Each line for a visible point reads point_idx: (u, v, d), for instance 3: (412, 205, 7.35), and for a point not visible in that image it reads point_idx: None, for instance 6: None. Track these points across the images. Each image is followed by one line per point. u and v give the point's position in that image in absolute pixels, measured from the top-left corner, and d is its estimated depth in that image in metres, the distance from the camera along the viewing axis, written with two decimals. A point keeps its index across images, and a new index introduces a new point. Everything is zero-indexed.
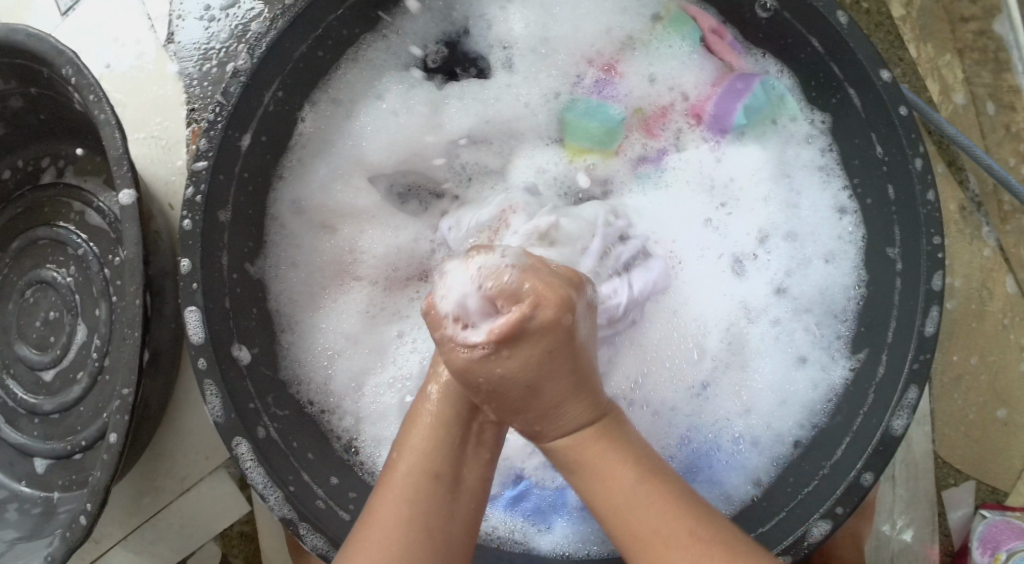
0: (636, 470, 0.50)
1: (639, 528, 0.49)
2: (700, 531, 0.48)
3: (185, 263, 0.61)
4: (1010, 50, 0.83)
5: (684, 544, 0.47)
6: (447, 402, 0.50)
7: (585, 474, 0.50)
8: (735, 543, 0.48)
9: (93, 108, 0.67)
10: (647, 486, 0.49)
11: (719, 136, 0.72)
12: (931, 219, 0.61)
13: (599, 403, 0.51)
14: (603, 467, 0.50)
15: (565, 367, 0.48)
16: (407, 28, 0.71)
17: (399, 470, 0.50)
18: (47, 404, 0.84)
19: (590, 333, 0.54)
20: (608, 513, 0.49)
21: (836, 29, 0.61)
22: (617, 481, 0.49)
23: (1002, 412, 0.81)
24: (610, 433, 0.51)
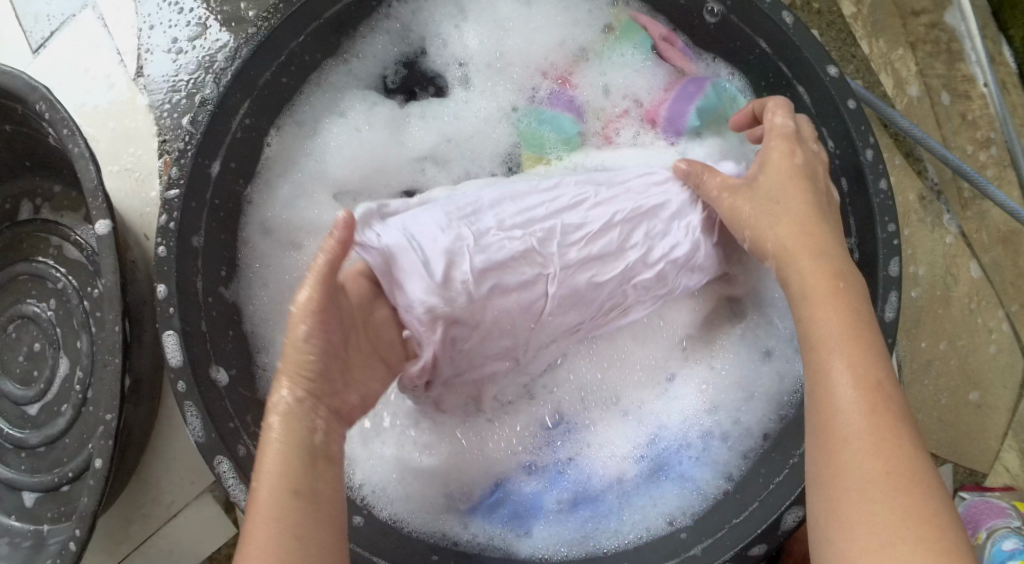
0: (865, 431, 0.47)
1: (859, 505, 0.45)
2: (875, 388, 0.48)
3: (161, 289, 0.62)
4: (962, 42, 0.86)
5: (871, 441, 0.46)
6: (289, 435, 0.51)
7: (821, 359, 0.50)
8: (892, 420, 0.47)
9: (67, 143, 0.68)
10: (863, 386, 0.48)
11: (675, 137, 0.73)
12: (884, 207, 0.62)
13: (857, 315, 0.52)
14: (839, 450, 0.47)
15: (819, 239, 0.56)
16: (367, 51, 0.73)
17: (263, 491, 0.49)
18: (34, 437, 0.85)
19: (817, 232, 0.57)
20: (823, 457, 0.48)
21: (783, 28, 0.63)
22: (828, 332, 0.51)
23: (974, 395, 0.82)
24: (845, 277, 0.54)
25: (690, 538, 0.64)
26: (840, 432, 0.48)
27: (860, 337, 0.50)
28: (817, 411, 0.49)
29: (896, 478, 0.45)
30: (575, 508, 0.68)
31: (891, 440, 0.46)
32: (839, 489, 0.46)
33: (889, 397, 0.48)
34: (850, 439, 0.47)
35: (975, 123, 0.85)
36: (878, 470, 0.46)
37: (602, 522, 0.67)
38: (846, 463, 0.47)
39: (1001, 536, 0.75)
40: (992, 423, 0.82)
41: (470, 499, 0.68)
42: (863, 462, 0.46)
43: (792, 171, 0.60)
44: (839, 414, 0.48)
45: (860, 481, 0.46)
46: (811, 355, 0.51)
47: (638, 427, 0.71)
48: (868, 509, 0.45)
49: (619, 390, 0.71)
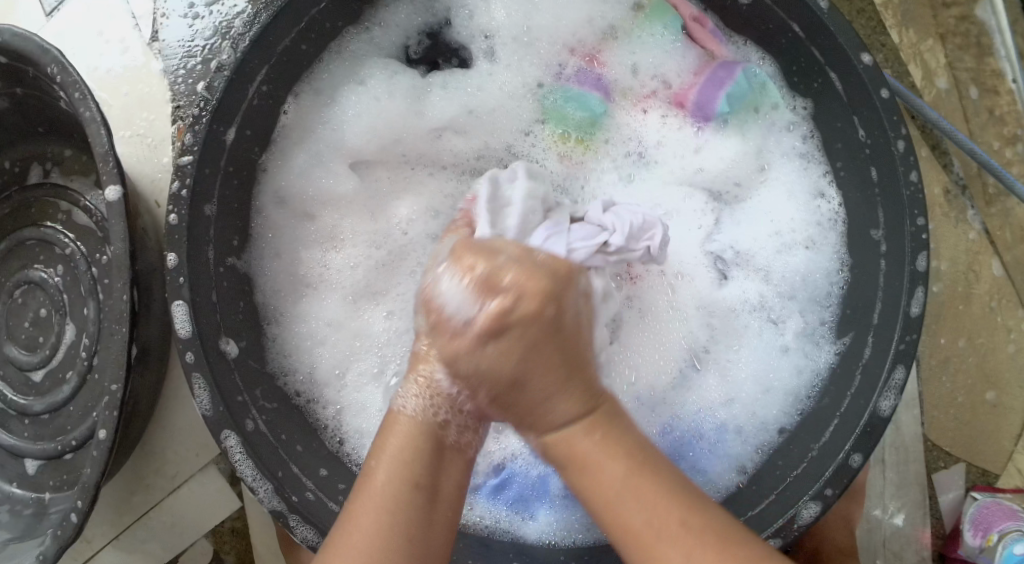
0: (643, 508, 0.50)
1: (636, 523, 0.50)
2: (639, 454, 0.52)
3: (171, 258, 0.60)
4: (992, 35, 0.84)
5: (648, 523, 0.49)
6: (417, 428, 0.53)
7: (575, 455, 0.52)
8: (701, 505, 0.50)
9: (79, 106, 0.67)
10: (634, 474, 0.51)
11: (703, 123, 0.72)
12: (914, 200, 0.61)
13: (594, 391, 0.54)
14: (622, 513, 0.50)
15: (531, 357, 0.52)
16: (390, 20, 0.71)
17: (377, 480, 0.51)
18: (37, 405, 0.84)
19: (564, 370, 0.53)
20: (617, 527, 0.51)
21: (817, 13, 0.61)
22: (608, 465, 0.51)
23: (990, 395, 0.81)
24: (606, 423, 0.53)
25: None
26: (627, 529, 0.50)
27: (600, 422, 0.53)
28: (590, 498, 0.52)
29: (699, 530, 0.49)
30: None
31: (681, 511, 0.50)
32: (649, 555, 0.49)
33: (656, 460, 0.53)
34: (651, 538, 0.49)
35: (1002, 118, 0.84)
36: (676, 527, 0.49)
37: None
38: (648, 547, 0.49)
39: (1012, 540, 0.74)
40: (1008, 424, 0.81)
41: (475, 479, 0.67)
42: (661, 538, 0.49)
43: (546, 294, 0.52)
44: (613, 502, 0.51)
45: (648, 548, 0.49)
46: (573, 463, 0.52)
47: (652, 415, 0.69)
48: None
49: (650, 384, 0.69)
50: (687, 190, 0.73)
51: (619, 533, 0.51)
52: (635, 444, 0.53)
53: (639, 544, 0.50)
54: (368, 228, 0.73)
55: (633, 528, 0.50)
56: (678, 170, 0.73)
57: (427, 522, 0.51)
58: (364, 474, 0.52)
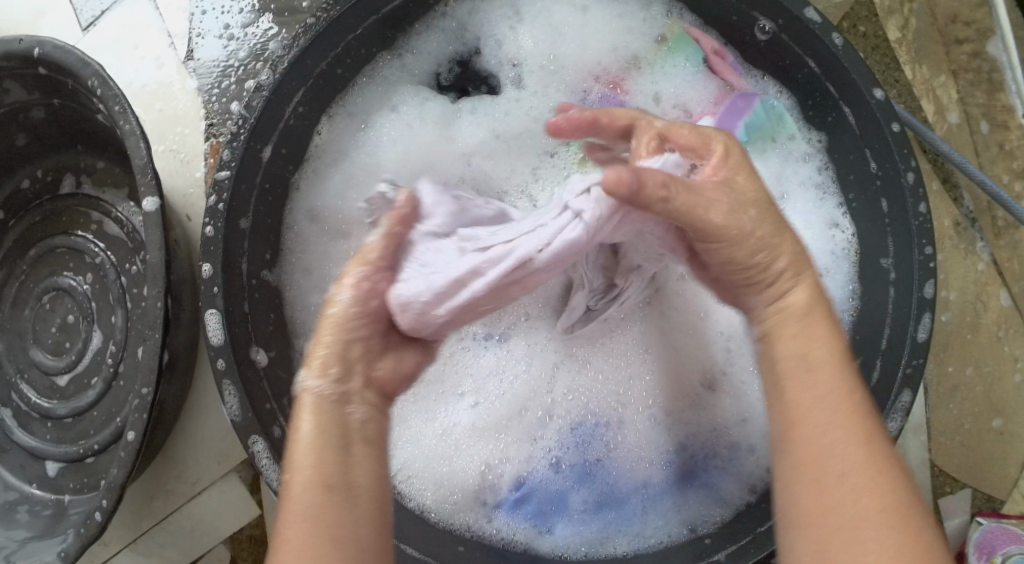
0: (849, 455, 0.49)
1: (834, 469, 0.49)
2: (860, 411, 0.50)
3: (207, 268, 0.62)
4: (1003, 71, 0.86)
5: (841, 447, 0.49)
6: (325, 428, 0.54)
7: (810, 457, 0.50)
8: (875, 437, 0.50)
9: (120, 120, 0.69)
10: (825, 416, 0.51)
11: None
12: (922, 230, 0.63)
13: (800, 281, 0.56)
14: (802, 416, 0.51)
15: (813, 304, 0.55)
16: (422, 47, 0.74)
17: (297, 485, 0.51)
18: (61, 408, 0.85)
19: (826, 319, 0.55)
20: (789, 426, 0.52)
21: (832, 50, 0.63)
22: (817, 359, 0.53)
23: (997, 422, 0.83)
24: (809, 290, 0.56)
25: (714, 545, 0.64)
26: (811, 451, 0.50)
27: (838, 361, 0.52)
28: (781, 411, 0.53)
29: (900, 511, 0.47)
30: (598, 509, 0.69)
31: (863, 412, 0.51)
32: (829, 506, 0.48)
33: (872, 423, 0.51)
34: (829, 462, 0.49)
35: (1012, 153, 0.86)
36: (873, 509, 0.47)
37: (622, 526, 0.68)
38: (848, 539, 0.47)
39: (1015, 562, 0.74)
40: (1014, 452, 0.82)
41: (497, 494, 0.69)
42: (843, 460, 0.49)
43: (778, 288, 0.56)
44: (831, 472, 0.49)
45: (852, 514, 0.47)
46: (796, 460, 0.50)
47: (667, 434, 0.70)
48: (875, 534, 0.46)
49: (665, 406, 0.70)
50: None
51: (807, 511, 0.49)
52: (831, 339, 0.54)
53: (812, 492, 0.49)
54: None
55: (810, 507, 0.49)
56: None
57: (346, 514, 0.50)
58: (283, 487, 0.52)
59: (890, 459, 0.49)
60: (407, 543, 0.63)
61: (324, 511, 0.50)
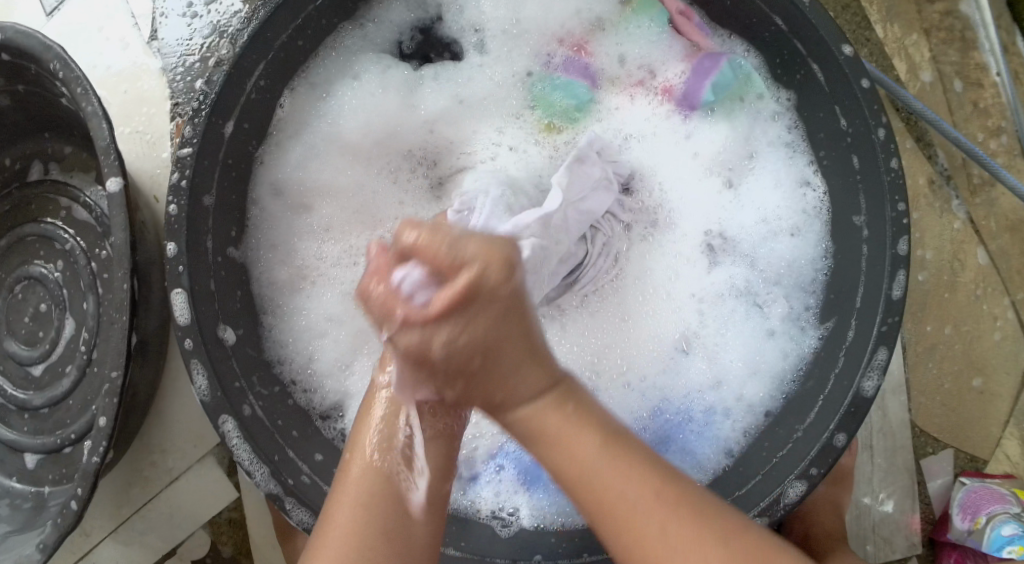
0: (634, 496, 0.50)
1: (606, 499, 0.50)
2: (667, 490, 0.50)
3: (172, 247, 0.62)
4: (976, 29, 0.86)
5: (624, 483, 0.50)
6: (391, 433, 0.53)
7: (541, 433, 0.51)
8: (635, 459, 0.51)
9: (81, 101, 0.68)
10: (613, 460, 0.50)
11: (690, 111, 0.74)
12: (894, 186, 0.62)
13: (555, 371, 0.52)
14: (556, 443, 0.51)
15: (519, 329, 0.49)
16: (385, 17, 0.73)
17: (353, 470, 0.53)
18: (38, 399, 0.85)
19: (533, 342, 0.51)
20: (556, 452, 0.51)
21: (800, 7, 0.62)
22: (595, 470, 0.50)
23: (977, 382, 0.82)
24: (575, 397, 0.52)
25: None
26: (602, 484, 0.50)
27: (563, 401, 0.51)
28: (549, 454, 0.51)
29: (725, 544, 0.49)
30: None
31: (669, 501, 0.50)
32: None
33: (631, 442, 0.52)
34: (617, 486, 0.50)
35: (987, 111, 0.86)
36: (678, 537, 0.49)
37: None
38: (648, 548, 0.49)
39: (1000, 522, 0.75)
40: (996, 411, 0.82)
41: (472, 469, 0.69)
42: (635, 490, 0.50)
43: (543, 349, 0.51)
44: (582, 481, 0.50)
45: (631, 517, 0.50)
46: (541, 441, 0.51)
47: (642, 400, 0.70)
48: (682, 561, 0.49)
49: (639, 373, 0.70)
50: (686, 175, 0.74)
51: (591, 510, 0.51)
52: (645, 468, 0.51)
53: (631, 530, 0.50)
54: (360, 213, 0.74)
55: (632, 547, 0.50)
56: (675, 160, 0.74)
57: (396, 540, 0.51)
58: (344, 466, 0.54)
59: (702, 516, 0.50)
60: None
61: (469, 393, 0.50)
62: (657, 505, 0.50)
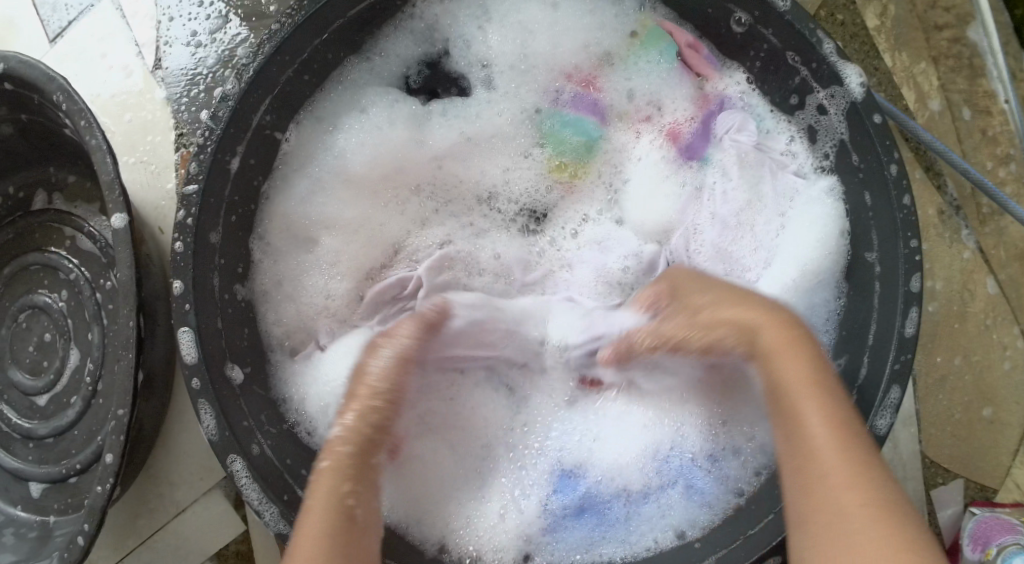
0: (824, 428, 0.54)
1: (808, 443, 0.54)
2: (847, 435, 0.54)
3: (178, 285, 0.61)
4: (984, 56, 0.85)
5: (839, 461, 0.53)
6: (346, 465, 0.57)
7: (795, 407, 0.56)
8: (855, 442, 0.54)
9: (84, 135, 0.67)
10: (814, 394, 0.56)
11: (689, 161, 0.74)
12: (907, 223, 0.62)
13: (832, 404, 0.56)
14: (777, 364, 0.58)
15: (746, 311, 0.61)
16: (390, 50, 0.72)
17: (313, 518, 0.53)
18: (42, 429, 0.84)
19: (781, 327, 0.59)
20: (788, 411, 0.56)
21: (821, 52, 0.62)
22: (823, 421, 0.55)
23: (987, 411, 0.82)
24: (764, 355, 0.59)
25: (703, 550, 0.63)
26: (811, 458, 0.54)
27: (800, 338, 0.59)
28: (795, 446, 0.55)
29: (890, 522, 0.50)
30: (581, 516, 0.68)
31: (857, 451, 0.53)
32: (840, 520, 0.51)
33: (853, 431, 0.55)
34: (824, 457, 0.53)
35: (995, 139, 0.85)
36: (857, 506, 0.51)
37: (608, 532, 0.67)
38: (822, 494, 0.52)
39: (1010, 553, 0.74)
40: (1005, 439, 0.82)
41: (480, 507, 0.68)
42: (830, 448, 0.53)
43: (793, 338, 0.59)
44: (790, 397, 0.57)
45: (822, 489, 0.52)
46: (784, 402, 0.57)
47: (648, 439, 0.70)
48: (858, 506, 0.51)
49: (642, 413, 0.70)
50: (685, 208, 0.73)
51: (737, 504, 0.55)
52: (821, 388, 0.56)
53: (809, 484, 0.53)
54: (367, 255, 0.74)
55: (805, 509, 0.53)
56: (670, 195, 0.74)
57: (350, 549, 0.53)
58: (299, 524, 0.54)
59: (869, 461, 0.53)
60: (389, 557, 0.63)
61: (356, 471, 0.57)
62: (842, 450, 0.53)
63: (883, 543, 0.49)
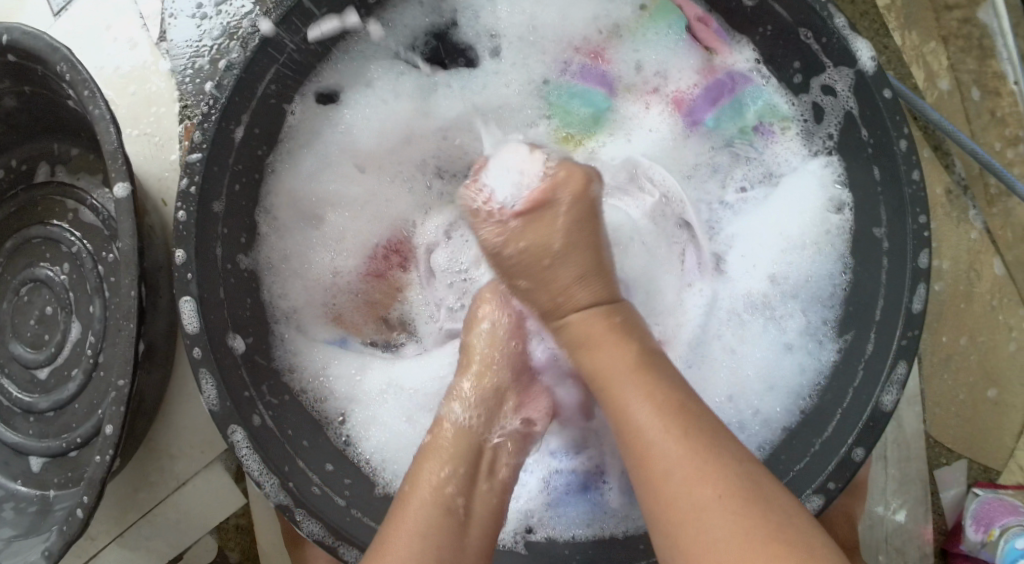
0: (671, 441, 0.54)
1: (647, 442, 0.55)
2: (688, 408, 0.55)
3: (180, 254, 0.60)
4: (995, 37, 0.85)
5: (664, 437, 0.54)
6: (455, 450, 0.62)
7: (609, 384, 0.59)
8: (697, 422, 0.55)
9: (88, 105, 0.66)
10: (639, 369, 0.58)
11: (695, 130, 0.74)
12: (915, 199, 0.61)
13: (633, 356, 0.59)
14: (596, 356, 0.61)
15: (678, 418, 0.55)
16: (397, 20, 0.70)
17: (414, 501, 0.58)
18: (42, 402, 0.84)
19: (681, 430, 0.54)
20: (614, 402, 0.58)
21: (833, 29, 0.61)
22: (645, 420, 0.56)
23: (991, 393, 0.82)
24: (654, 374, 0.58)
25: None
26: (639, 440, 0.55)
27: (615, 326, 0.62)
28: (633, 448, 0.56)
29: (739, 501, 0.51)
30: (581, 491, 0.68)
31: (704, 429, 0.54)
32: (687, 515, 0.51)
33: (696, 413, 0.56)
34: (652, 440, 0.54)
35: (1004, 119, 0.85)
36: (692, 479, 0.52)
37: (607, 507, 0.67)
38: (671, 497, 0.53)
39: (1014, 535, 0.76)
40: (1009, 421, 0.82)
41: None
42: (665, 440, 0.54)
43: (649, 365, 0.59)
44: (611, 383, 0.59)
45: (674, 485, 0.53)
46: (603, 389, 0.59)
47: None
48: (711, 520, 0.51)
49: None
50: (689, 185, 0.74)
51: (634, 455, 0.56)
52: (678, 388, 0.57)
53: (655, 491, 0.54)
54: (374, 228, 0.75)
55: (687, 510, 0.51)
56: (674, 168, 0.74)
57: (460, 536, 0.58)
58: (402, 497, 0.59)
59: (716, 436, 0.54)
60: None
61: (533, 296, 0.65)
62: (690, 437, 0.54)
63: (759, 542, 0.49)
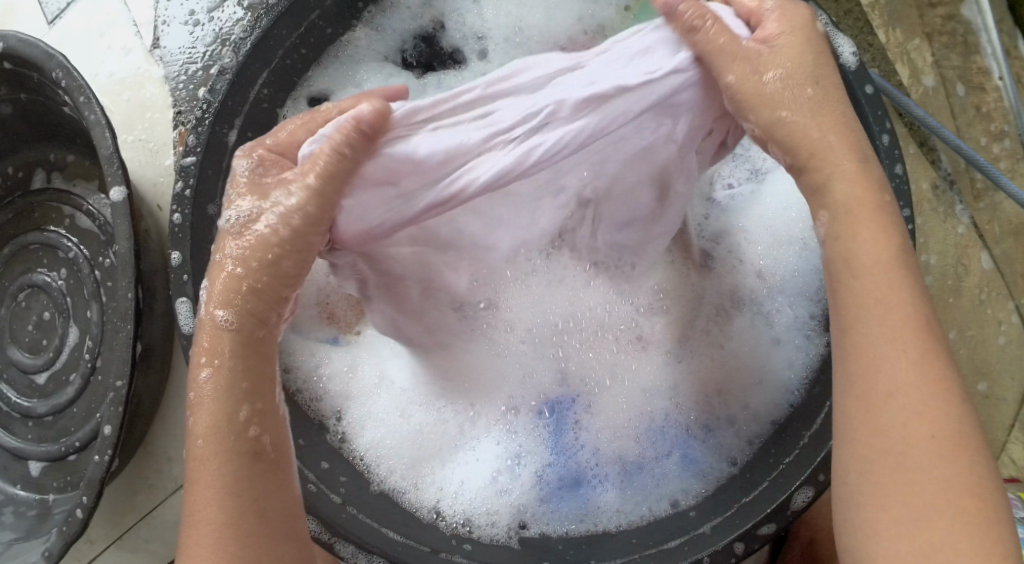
0: (917, 377, 0.47)
1: (885, 386, 0.47)
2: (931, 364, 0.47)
3: (176, 256, 0.61)
4: (978, 33, 0.86)
5: (918, 403, 0.47)
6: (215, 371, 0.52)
7: (857, 321, 0.49)
8: (950, 384, 0.47)
9: (84, 110, 0.67)
10: (897, 320, 0.48)
11: None
12: (899, 192, 0.62)
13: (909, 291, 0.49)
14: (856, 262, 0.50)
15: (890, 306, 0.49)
16: (386, 25, 0.74)
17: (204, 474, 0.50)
18: (41, 407, 0.85)
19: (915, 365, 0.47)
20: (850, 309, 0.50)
21: (816, 27, 0.62)
22: (899, 323, 0.48)
23: (982, 386, 0.82)
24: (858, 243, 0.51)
25: (696, 518, 0.65)
26: (868, 364, 0.48)
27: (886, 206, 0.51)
28: (849, 378, 0.49)
29: (974, 467, 0.46)
30: (574, 486, 0.69)
31: (948, 386, 0.47)
32: (898, 469, 0.46)
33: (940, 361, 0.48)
34: (905, 395, 0.47)
35: (989, 115, 0.86)
36: (925, 447, 0.46)
37: (601, 501, 0.68)
38: (904, 433, 0.47)
39: None
40: (1000, 414, 0.82)
41: (470, 474, 0.69)
42: (909, 396, 0.47)
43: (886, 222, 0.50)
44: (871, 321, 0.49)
45: (901, 436, 0.47)
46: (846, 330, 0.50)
47: (643, 412, 0.70)
48: (937, 469, 0.46)
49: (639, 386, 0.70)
50: None
51: (851, 365, 0.49)
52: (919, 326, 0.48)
53: (865, 402, 0.48)
54: None
55: (884, 480, 0.46)
56: None
57: (260, 514, 0.50)
58: (207, 471, 0.51)
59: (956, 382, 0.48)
60: (388, 526, 0.64)
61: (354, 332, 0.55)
62: (931, 382, 0.47)
63: (938, 487, 0.45)
